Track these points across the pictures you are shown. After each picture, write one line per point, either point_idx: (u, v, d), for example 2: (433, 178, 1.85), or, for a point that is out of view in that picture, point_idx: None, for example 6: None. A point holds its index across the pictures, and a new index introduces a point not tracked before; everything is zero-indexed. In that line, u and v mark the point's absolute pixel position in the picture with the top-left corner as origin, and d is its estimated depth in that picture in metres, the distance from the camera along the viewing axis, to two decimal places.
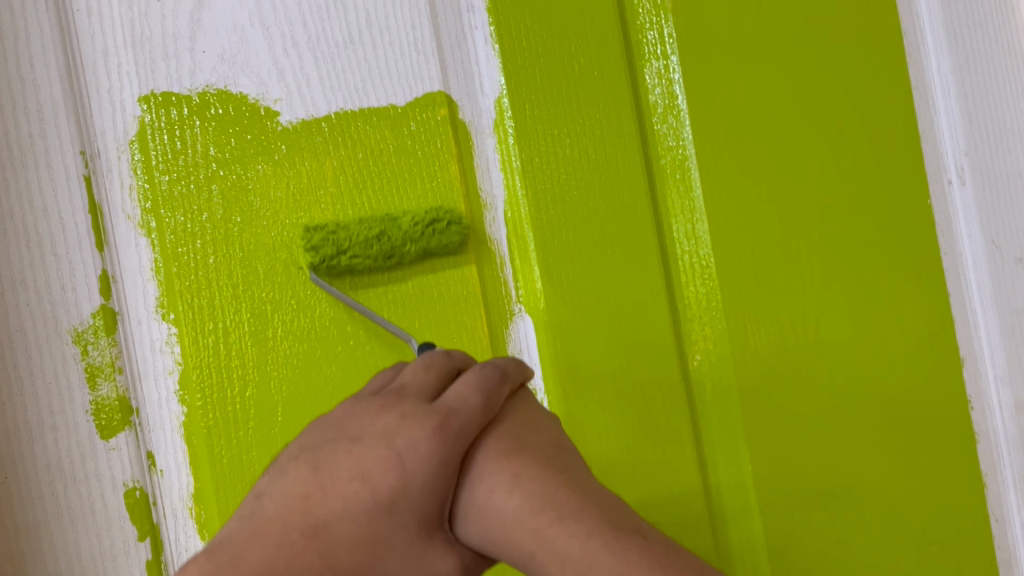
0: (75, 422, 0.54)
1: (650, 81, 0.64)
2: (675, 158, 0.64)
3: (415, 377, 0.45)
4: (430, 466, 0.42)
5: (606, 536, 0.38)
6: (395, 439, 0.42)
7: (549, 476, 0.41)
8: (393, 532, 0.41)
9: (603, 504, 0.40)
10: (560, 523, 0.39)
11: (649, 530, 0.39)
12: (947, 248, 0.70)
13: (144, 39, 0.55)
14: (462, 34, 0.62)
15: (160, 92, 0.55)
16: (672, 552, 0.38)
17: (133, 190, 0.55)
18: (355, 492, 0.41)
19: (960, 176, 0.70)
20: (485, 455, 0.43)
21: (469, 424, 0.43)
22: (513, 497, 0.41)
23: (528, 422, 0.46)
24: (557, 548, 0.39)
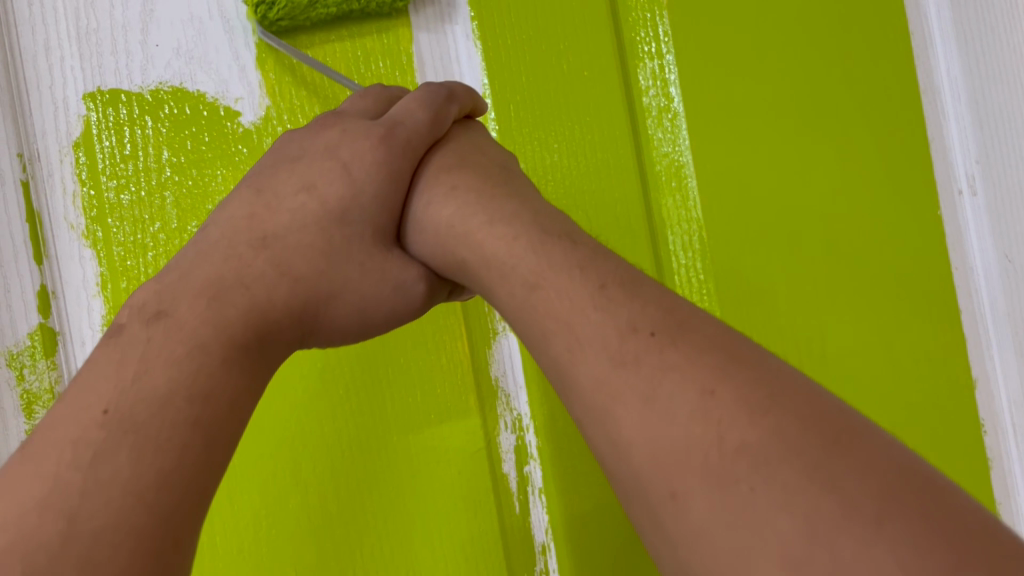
0: (9, 456, 0.48)
1: (644, 81, 0.60)
2: (671, 164, 0.59)
3: (353, 105, 0.48)
4: (377, 176, 0.45)
5: (530, 237, 0.39)
6: (340, 150, 0.45)
7: (483, 189, 0.44)
8: (349, 240, 0.44)
9: (535, 209, 0.42)
10: (489, 227, 0.41)
11: (581, 239, 0.39)
12: (956, 262, 0.66)
13: (91, 32, 0.50)
14: (443, 28, 0.58)
15: (108, 89, 0.50)
16: (600, 251, 0.38)
17: (76, 196, 0.50)
18: (302, 205, 0.44)
19: (972, 186, 0.66)
20: (429, 176, 0.46)
21: (415, 136, 0.46)
22: (449, 205, 0.44)
23: (472, 143, 0.48)
24: (487, 247, 0.40)
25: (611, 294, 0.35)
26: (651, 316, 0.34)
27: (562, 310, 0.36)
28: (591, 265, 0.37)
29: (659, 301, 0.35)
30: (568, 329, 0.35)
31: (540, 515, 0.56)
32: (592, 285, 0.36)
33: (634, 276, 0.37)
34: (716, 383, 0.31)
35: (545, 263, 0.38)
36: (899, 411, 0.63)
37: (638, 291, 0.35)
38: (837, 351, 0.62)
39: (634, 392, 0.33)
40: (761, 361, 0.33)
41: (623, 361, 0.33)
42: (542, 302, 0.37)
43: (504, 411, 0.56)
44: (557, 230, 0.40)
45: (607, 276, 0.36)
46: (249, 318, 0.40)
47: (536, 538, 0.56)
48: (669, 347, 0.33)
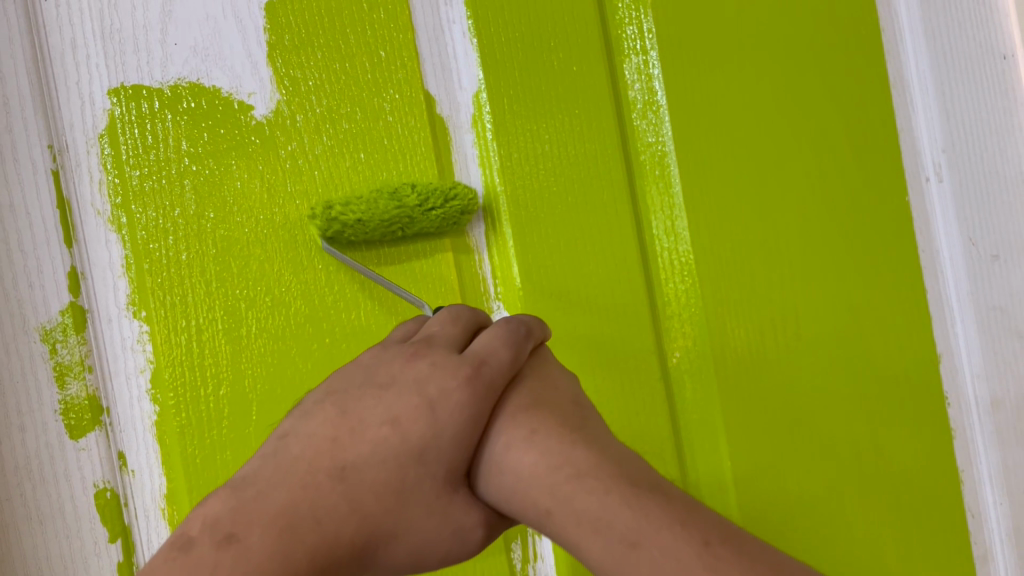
0: (44, 422, 0.53)
1: (630, 76, 0.64)
2: (654, 154, 0.64)
3: (441, 330, 0.49)
4: (459, 417, 0.45)
5: (625, 491, 0.41)
6: (427, 385, 0.45)
7: (566, 433, 0.45)
8: (421, 479, 0.44)
9: (620, 459, 0.44)
10: (584, 475, 0.42)
11: (673, 494, 0.42)
12: (923, 245, 0.71)
13: (114, 31, 0.54)
14: (440, 27, 0.62)
15: (131, 85, 0.54)
16: (697, 509, 0.41)
17: (103, 184, 0.54)
18: (385, 437, 0.44)
19: (938, 173, 0.70)
20: (510, 408, 0.47)
21: (498, 377, 0.46)
22: (533, 450, 0.44)
23: (547, 379, 0.49)
24: (580, 492, 0.42)
25: (717, 554, 0.38)
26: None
27: (672, 564, 0.38)
28: (693, 526, 0.39)
29: (756, 554, 0.39)
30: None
31: None
32: (696, 542, 0.39)
33: (730, 531, 0.40)
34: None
35: (648, 524, 0.40)
36: (869, 384, 0.68)
37: (741, 551, 0.39)
38: (813, 330, 0.66)
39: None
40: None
41: None
42: (648, 556, 0.39)
43: None
44: (653, 483, 0.42)
45: (710, 533, 0.39)
46: (316, 553, 0.40)
47: None
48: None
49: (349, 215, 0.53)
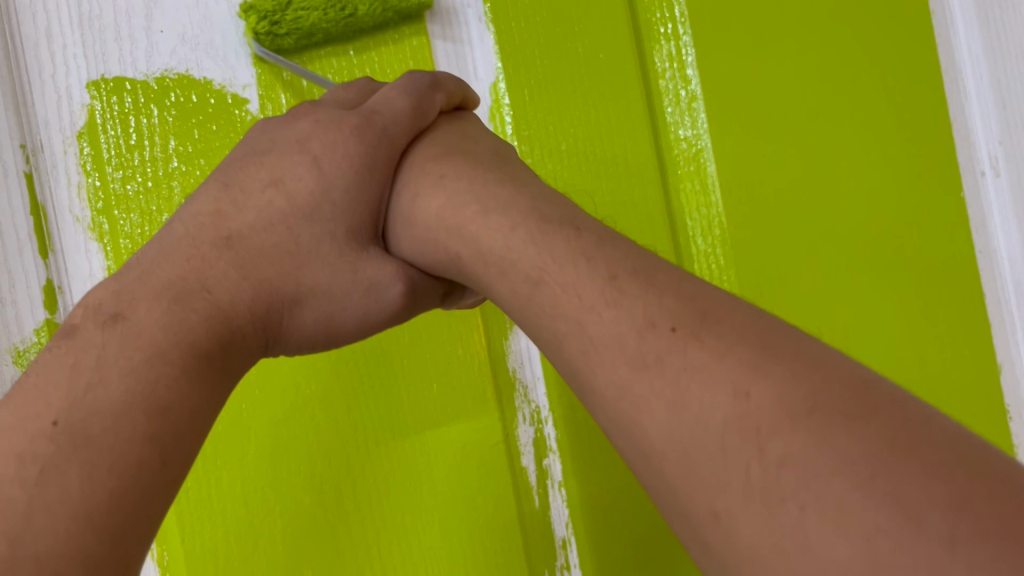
0: None
1: (660, 64, 0.58)
2: (689, 148, 0.58)
3: (335, 96, 0.47)
4: (349, 169, 0.43)
5: (533, 227, 0.36)
6: (311, 142, 0.44)
7: (477, 174, 0.41)
8: (319, 238, 0.42)
9: (534, 195, 0.39)
10: (491, 216, 0.38)
11: (585, 222, 0.36)
12: (980, 244, 0.65)
13: (93, 18, 0.49)
14: (453, 8, 0.57)
15: (112, 77, 0.49)
16: (620, 238, 0.36)
17: (81, 188, 0.48)
18: (270, 202, 0.42)
19: (994, 168, 0.65)
20: (416, 163, 0.44)
21: (393, 125, 0.44)
22: (438, 196, 0.41)
23: (462, 130, 0.47)
24: (485, 226, 0.38)
25: (623, 287, 0.32)
26: (669, 307, 0.30)
27: (575, 307, 0.32)
28: (598, 256, 0.33)
29: (678, 290, 0.31)
30: (582, 331, 0.32)
31: (559, 509, 0.55)
32: (601, 278, 0.32)
33: (653, 262, 0.33)
34: (749, 384, 0.27)
35: (552, 255, 0.34)
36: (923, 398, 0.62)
37: (653, 283, 0.32)
38: (861, 339, 0.61)
39: (660, 399, 0.29)
40: (809, 342, 0.29)
41: (643, 364, 0.30)
42: (553, 291, 0.34)
43: (522, 403, 0.55)
44: (573, 216, 0.37)
45: (618, 265, 0.33)
46: (212, 321, 0.38)
47: (556, 532, 0.55)
48: (693, 347, 0.29)
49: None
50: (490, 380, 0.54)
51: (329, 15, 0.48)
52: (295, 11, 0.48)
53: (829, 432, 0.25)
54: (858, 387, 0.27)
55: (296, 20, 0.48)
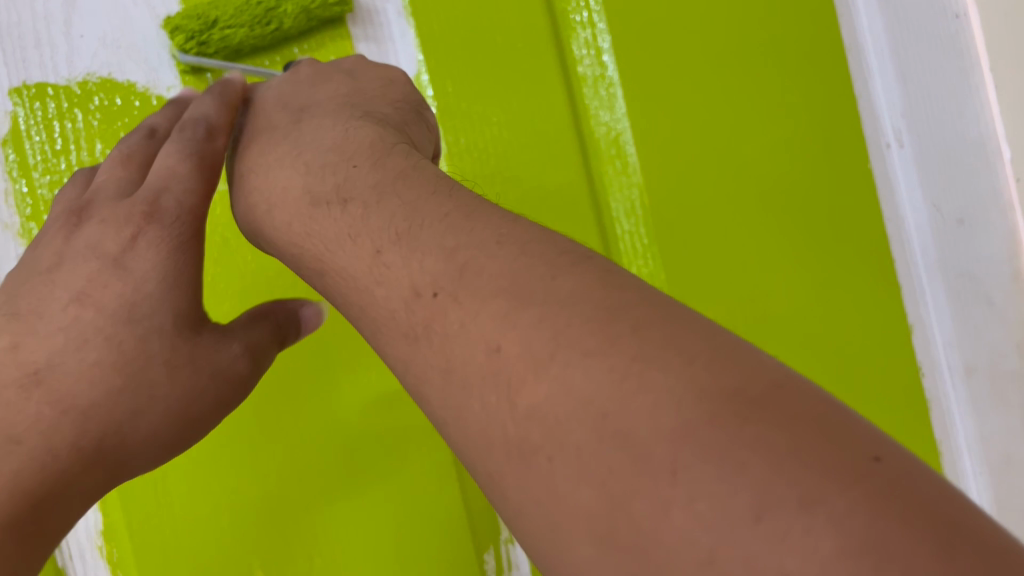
0: None
1: (578, 51, 0.61)
2: (608, 131, 0.61)
3: (112, 170, 0.44)
4: (158, 263, 0.42)
5: (303, 219, 0.38)
6: (102, 243, 0.42)
7: (265, 155, 0.41)
8: (143, 345, 0.41)
9: (311, 162, 0.39)
10: (281, 196, 0.40)
11: (354, 180, 0.37)
12: (889, 213, 0.70)
13: (13, 25, 0.49)
14: (375, 9, 0.58)
15: (34, 83, 0.49)
16: (397, 181, 0.36)
17: (9, 195, 0.48)
18: (75, 322, 0.41)
19: (899, 139, 0.70)
20: (234, 130, 0.45)
21: (179, 203, 0.43)
22: (240, 189, 0.42)
23: (274, 95, 0.45)
24: (273, 207, 0.40)
25: (387, 262, 0.34)
26: (432, 269, 0.32)
27: (356, 287, 0.35)
28: (364, 230, 0.35)
29: (441, 244, 0.32)
30: (367, 310, 0.34)
31: None
32: (369, 253, 0.34)
33: (422, 209, 0.34)
34: (499, 337, 0.29)
35: (325, 235, 0.37)
36: (838, 359, 0.66)
37: (417, 243, 0.33)
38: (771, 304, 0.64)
39: (435, 365, 0.31)
40: (576, 266, 0.30)
41: (415, 334, 0.32)
42: (338, 268, 0.36)
43: None
44: (342, 172, 0.38)
45: (381, 237, 0.34)
46: (46, 482, 0.40)
47: (498, 508, 0.57)
48: (452, 305, 0.30)
49: (204, 17, 0.49)
50: None
51: (256, 32, 0.50)
52: (221, 28, 0.49)
53: (568, 377, 0.26)
54: (602, 320, 0.27)
55: (224, 39, 0.49)
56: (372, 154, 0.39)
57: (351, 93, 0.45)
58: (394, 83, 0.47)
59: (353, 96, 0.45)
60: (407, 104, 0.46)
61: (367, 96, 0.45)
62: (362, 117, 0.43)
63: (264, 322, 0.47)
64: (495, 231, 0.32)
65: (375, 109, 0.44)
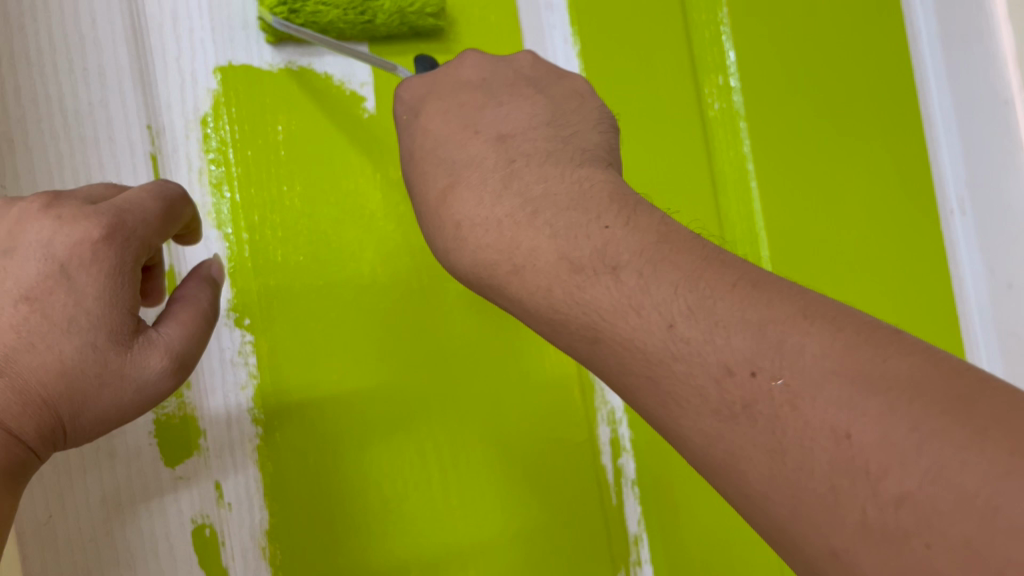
0: (136, 446, 0.44)
1: (710, 93, 0.64)
2: (738, 168, 0.63)
3: (88, 190, 0.37)
4: (105, 280, 0.34)
5: (567, 286, 0.31)
6: (59, 246, 0.34)
7: (490, 200, 0.34)
8: (82, 350, 0.34)
9: (555, 217, 0.33)
10: (532, 262, 0.32)
11: (616, 245, 0.31)
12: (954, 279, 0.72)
13: (223, 3, 0.48)
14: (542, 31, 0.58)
15: (239, 65, 0.48)
16: (665, 247, 0.31)
17: (202, 173, 0.46)
18: (25, 316, 0.34)
19: (961, 208, 0.72)
20: (419, 170, 0.37)
21: (146, 230, 0.36)
22: (459, 242, 0.34)
23: (467, 111, 0.37)
24: (521, 272, 0.32)
25: (686, 339, 0.28)
26: (744, 346, 0.27)
27: (643, 360, 0.29)
28: (647, 300, 0.29)
29: (744, 316, 0.28)
30: (655, 384, 0.29)
31: (634, 507, 0.56)
32: (660, 327, 0.29)
33: (703, 274, 0.29)
34: (847, 422, 0.25)
35: (596, 306, 0.31)
36: None
37: (716, 315, 0.28)
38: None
39: (759, 445, 0.26)
40: (902, 344, 0.26)
41: (731, 414, 0.27)
42: (609, 342, 0.30)
43: (601, 404, 0.56)
44: (595, 234, 0.32)
45: (674, 303, 0.29)
46: None
47: (628, 529, 0.56)
48: (778, 386, 0.26)
49: None
50: (574, 387, 0.55)
51: (349, 16, 0.48)
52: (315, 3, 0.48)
53: (943, 467, 0.23)
54: (959, 410, 0.24)
55: (315, 14, 0.48)
56: (619, 208, 0.32)
57: (550, 117, 0.38)
58: (587, 102, 0.40)
59: (557, 127, 0.38)
60: (596, 120, 0.39)
61: (571, 121, 0.38)
62: (577, 155, 0.36)
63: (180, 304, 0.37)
64: (800, 302, 0.28)
65: (586, 140, 0.37)
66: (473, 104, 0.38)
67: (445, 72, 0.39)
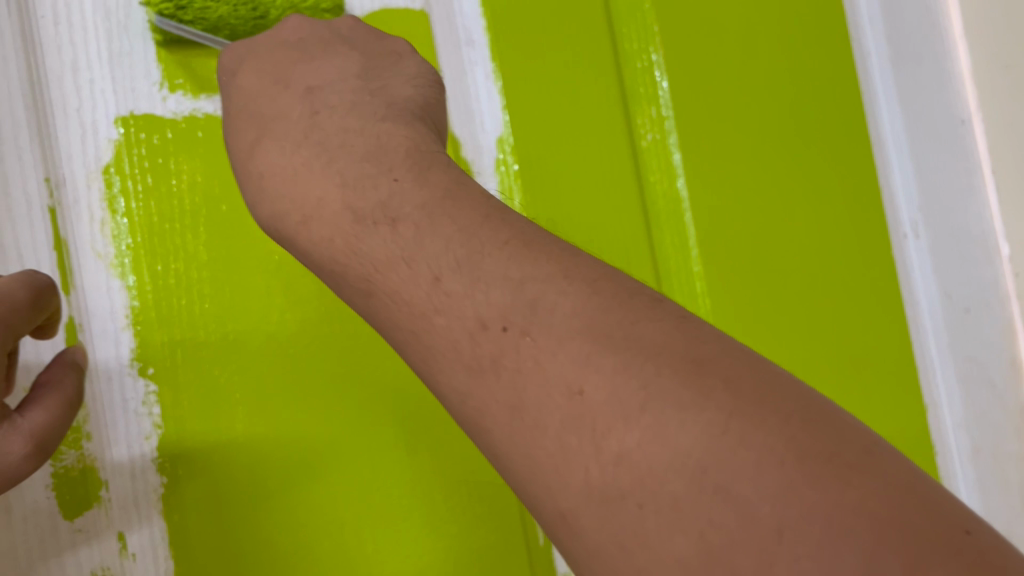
0: (33, 502, 0.44)
1: (642, 124, 0.60)
2: (671, 200, 0.60)
3: None
4: None
5: (346, 229, 0.31)
6: None
7: (290, 147, 0.33)
8: None
9: (348, 159, 0.32)
10: (406, 300, 0.29)
11: (400, 197, 0.30)
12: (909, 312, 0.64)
13: (123, 53, 0.48)
14: (462, 68, 0.58)
15: (141, 114, 0.48)
16: (447, 202, 0.30)
17: (104, 223, 0.47)
18: None
19: (915, 231, 0.65)
20: (237, 126, 0.36)
21: (18, 321, 0.34)
22: (258, 185, 0.33)
23: (278, 62, 0.37)
24: (373, 292, 0.30)
25: (517, 340, 0.26)
26: (499, 301, 0.27)
27: (407, 312, 0.29)
28: (470, 302, 0.27)
29: (505, 274, 0.27)
30: (417, 337, 0.29)
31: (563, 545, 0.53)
32: (427, 279, 0.28)
33: (522, 277, 0.27)
34: (581, 378, 0.25)
35: (372, 257, 0.30)
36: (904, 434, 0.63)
37: (479, 270, 0.28)
38: None
39: (499, 401, 0.26)
40: (655, 309, 0.27)
41: (479, 368, 0.27)
42: (386, 294, 0.30)
43: None
44: (382, 186, 0.31)
45: (443, 260, 0.28)
46: None
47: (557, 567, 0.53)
48: (591, 401, 0.25)
49: None
50: None
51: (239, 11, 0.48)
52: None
53: (664, 426, 0.24)
54: (723, 399, 0.24)
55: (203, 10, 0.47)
56: (412, 163, 0.32)
57: (361, 70, 0.37)
58: (404, 58, 0.39)
59: (371, 81, 0.37)
60: (413, 115, 0.35)
61: (386, 74, 0.38)
62: (385, 109, 0.35)
63: (55, 390, 0.37)
64: (562, 265, 0.28)
65: (396, 94, 0.36)
66: (290, 59, 0.37)
67: (267, 34, 0.39)
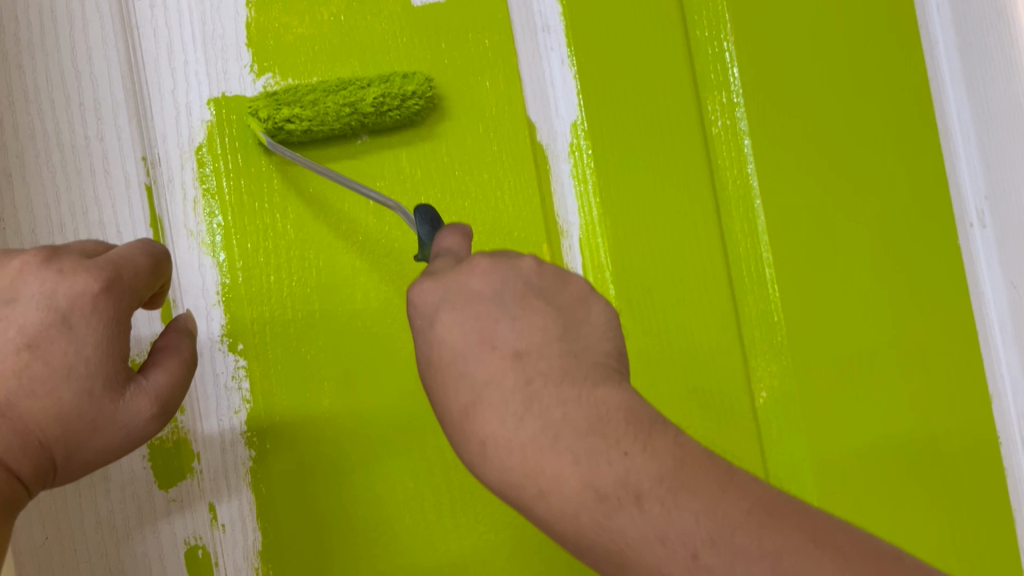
0: (131, 470, 0.46)
1: (712, 110, 0.59)
2: (741, 186, 0.59)
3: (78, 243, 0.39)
4: (104, 331, 0.37)
5: (593, 512, 0.32)
6: (59, 297, 0.36)
7: (513, 401, 0.35)
8: (82, 396, 0.36)
9: (581, 450, 0.33)
10: (630, 540, 0.31)
11: (637, 474, 0.32)
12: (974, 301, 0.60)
13: (216, 36, 0.49)
14: (539, 54, 0.59)
15: (233, 95, 0.49)
16: (681, 476, 0.32)
17: (197, 202, 0.48)
18: (26, 363, 0.36)
19: (981, 218, 0.60)
20: (447, 388, 0.37)
21: (139, 284, 0.38)
22: (484, 432, 0.35)
23: (476, 311, 0.37)
24: (546, 498, 0.33)
25: (710, 568, 0.29)
26: (755, 569, 0.29)
27: None
28: (671, 531, 0.30)
29: (757, 543, 0.29)
30: None
31: None
32: (683, 555, 0.30)
33: (722, 506, 0.30)
34: None
35: (622, 536, 0.31)
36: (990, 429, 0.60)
37: (735, 545, 0.29)
38: (889, 382, 0.59)
39: None
40: (882, 560, 0.29)
41: None
42: (637, 565, 0.31)
43: None
44: (616, 461, 0.32)
45: (693, 531, 0.30)
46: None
47: None
48: None
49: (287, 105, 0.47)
50: None
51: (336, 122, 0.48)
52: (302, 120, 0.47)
53: None
54: None
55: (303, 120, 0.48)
56: (635, 430, 0.33)
57: (561, 329, 0.37)
58: (593, 304, 0.39)
59: (572, 338, 0.37)
60: (616, 368, 0.37)
61: (580, 323, 0.38)
62: (594, 371, 0.36)
63: (171, 353, 0.39)
64: (797, 525, 0.30)
65: (596, 352, 0.37)
66: (487, 319, 0.37)
67: (456, 275, 0.38)
